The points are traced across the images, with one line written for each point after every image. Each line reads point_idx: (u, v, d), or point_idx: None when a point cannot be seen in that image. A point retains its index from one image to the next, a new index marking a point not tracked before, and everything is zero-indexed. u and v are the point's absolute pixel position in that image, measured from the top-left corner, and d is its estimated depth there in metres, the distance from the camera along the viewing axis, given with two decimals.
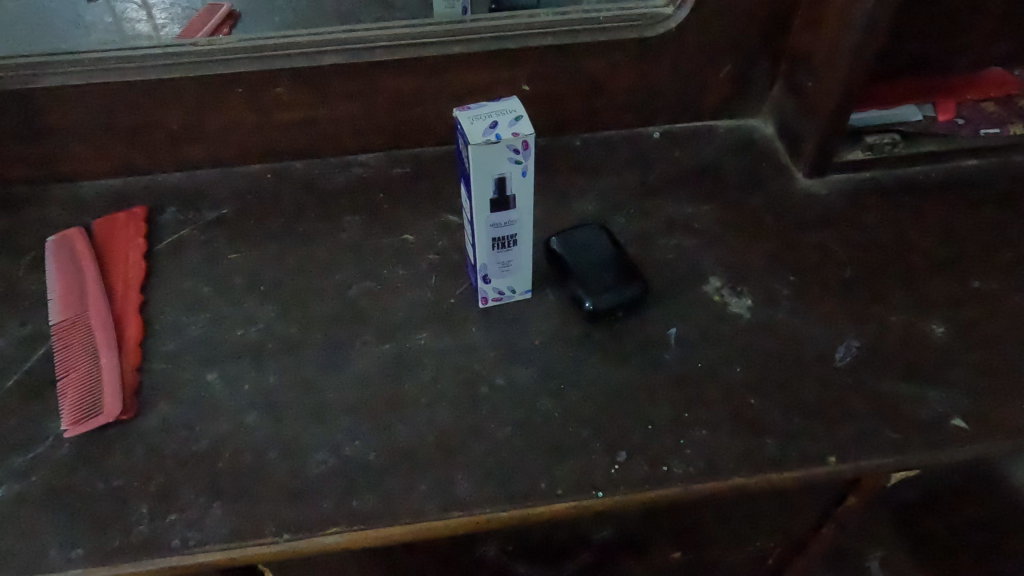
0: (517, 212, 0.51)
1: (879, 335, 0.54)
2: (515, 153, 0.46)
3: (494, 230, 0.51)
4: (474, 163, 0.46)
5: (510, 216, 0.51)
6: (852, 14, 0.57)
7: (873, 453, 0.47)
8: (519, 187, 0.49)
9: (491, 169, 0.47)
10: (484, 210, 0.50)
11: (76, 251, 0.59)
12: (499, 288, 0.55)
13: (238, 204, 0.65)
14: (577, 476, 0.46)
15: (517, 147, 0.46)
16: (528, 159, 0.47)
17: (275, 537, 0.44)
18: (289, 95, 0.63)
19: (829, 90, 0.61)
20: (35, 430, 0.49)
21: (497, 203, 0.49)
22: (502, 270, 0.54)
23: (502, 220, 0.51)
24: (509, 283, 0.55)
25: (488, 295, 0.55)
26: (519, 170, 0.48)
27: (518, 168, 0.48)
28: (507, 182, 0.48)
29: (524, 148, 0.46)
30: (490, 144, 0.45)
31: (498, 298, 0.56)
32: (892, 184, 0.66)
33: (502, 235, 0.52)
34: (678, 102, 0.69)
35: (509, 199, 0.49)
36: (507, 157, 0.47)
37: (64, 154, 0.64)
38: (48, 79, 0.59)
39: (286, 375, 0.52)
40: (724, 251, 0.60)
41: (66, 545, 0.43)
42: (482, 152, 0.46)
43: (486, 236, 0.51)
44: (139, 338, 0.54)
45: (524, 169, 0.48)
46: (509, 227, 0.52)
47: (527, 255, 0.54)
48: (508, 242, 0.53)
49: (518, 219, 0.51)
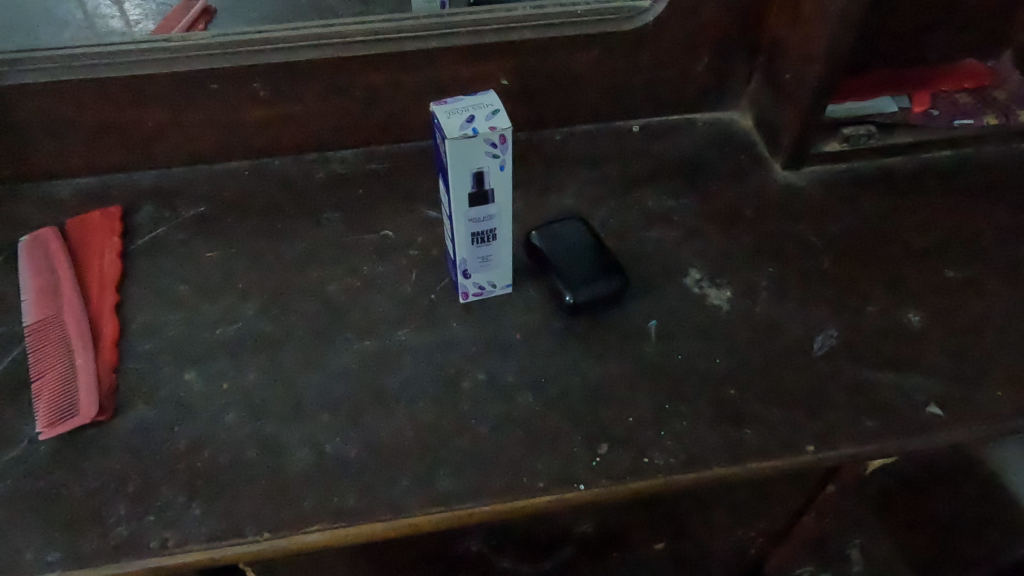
0: (496, 207, 0.51)
1: (857, 325, 0.54)
2: (492, 147, 0.46)
3: (473, 225, 0.51)
4: (451, 157, 0.46)
5: (489, 211, 0.51)
6: (828, 6, 0.57)
7: (851, 442, 0.47)
8: (497, 181, 0.49)
9: (468, 164, 0.47)
10: (463, 205, 0.50)
11: (50, 250, 0.59)
12: (480, 283, 0.55)
13: (215, 202, 0.64)
14: (558, 470, 0.46)
15: (494, 141, 0.46)
16: (506, 152, 0.47)
17: (255, 536, 0.43)
18: (266, 91, 0.62)
19: (806, 83, 0.62)
20: (10, 432, 0.48)
21: (475, 197, 0.49)
22: (481, 265, 0.54)
23: (481, 215, 0.51)
24: (489, 278, 0.55)
25: (469, 290, 0.55)
26: (496, 165, 0.48)
27: (496, 162, 0.47)
28: (485, 176, 0.48)
29: (501, 142, 0.46)
30: (467, 138, 0.45)
31: (478, 293, 0.56)
32: (869, 175, 0.66)
33: (481, 230, 0.52)
34: (657, 95, 0.69)
35: (488, 193, 0.49)
36: (485, 151, 0.46)
37: (37, 153, 0.63)
38: (20, 76, 0.58)
39: (267, 372, 0.52)
40: (704, 244, 0.60)
41: (42, 548, 0.43)
42: (458, 147, 0.45)
43: (465, 231, 0.51)
44: (115, 338, 0.53)
45: (502, 163, 0.48)
46: (488, 222, 0.51)
47: (507, 251, 0.54)
48: (488, 237, 0.53)
49: (496, 214, 0.51)
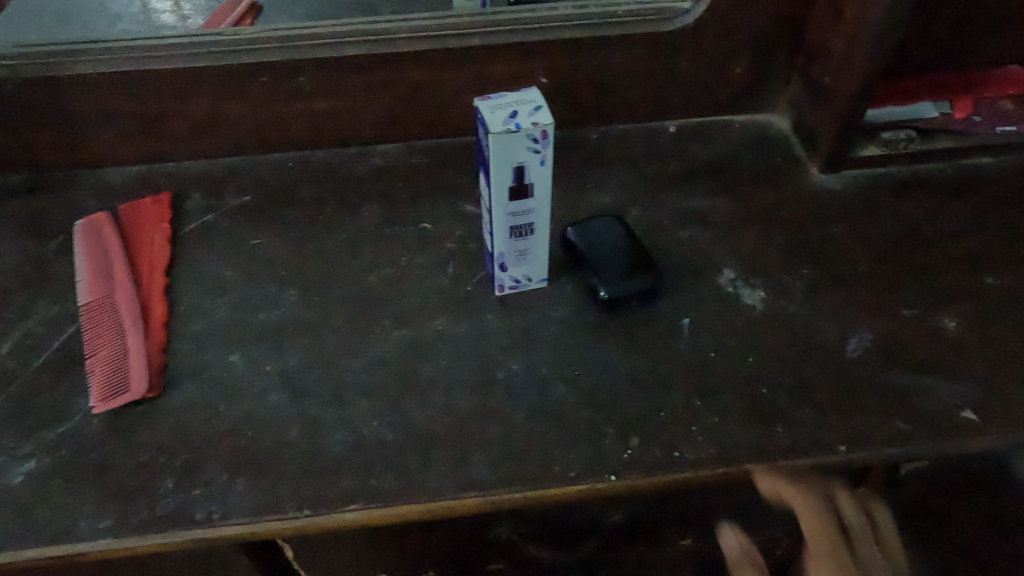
0: (535, 202, 0.52)
1: (892, 329, 0.54)
2: (534, 143, 0.47)
3: (512, 219, 0.52)
4: (493, 151, 0.47)
5: (528, 206, 0.52)
6: (869, 9, 0.57)
7: (883, 443, 0.48)
8: (537, 176, 0.50)
9: (510, 158, 0.48)
10: (503, 199, 0.51)
11: (104, 234, 0.61)
12: (516, 277, 0.56)
13: (260, 191, 0.66)
14: (590, 460, 0.47)
15: (536, 136, 0.47)
16: (547, 148, 0.48)
17: (296, 513, 0.45)
18: (312, 85, 0.64)
19: (845, 86, 0.62)
20: (65, 406, 0.51)
21: (515, 191, 0.50)
22: (518, 259, 0.55)
23: (520, 209, 0.52)
24: (525, 272, 0.56)
25: (504, 283, 0.57)
26: (537, 160, 0.49)
27: (537, 158, 0.48)
28: (525, 171, 0.49)
29: (543, 138, 0.47)
30: (510, 133, 0.46)
31: (514, 286, 0.57)
32: (907, 180, 0.66)
33: (519, 225, 0.53)
34: (694, 97, 0.70)
35: (528, 188, 0.50)
36: (526, 146, 0.47)
37: (92, 141, 0.66)
38: (81, 66, 0.61)
39: (308, 357, 0.53)
40: (738, 244, 0.61)
41: (95, 516, 0.45)
42: (500, 143, 0.47)
43: (504, 224, 0.53)
44: (164, 319, 0.55)
45: (543, 158, 0.49)
46: (527, 216, 0.52)
47: (543, 246, 0.55)
48: (526, 232, 0.54)
49: (535, 209, 0.52)
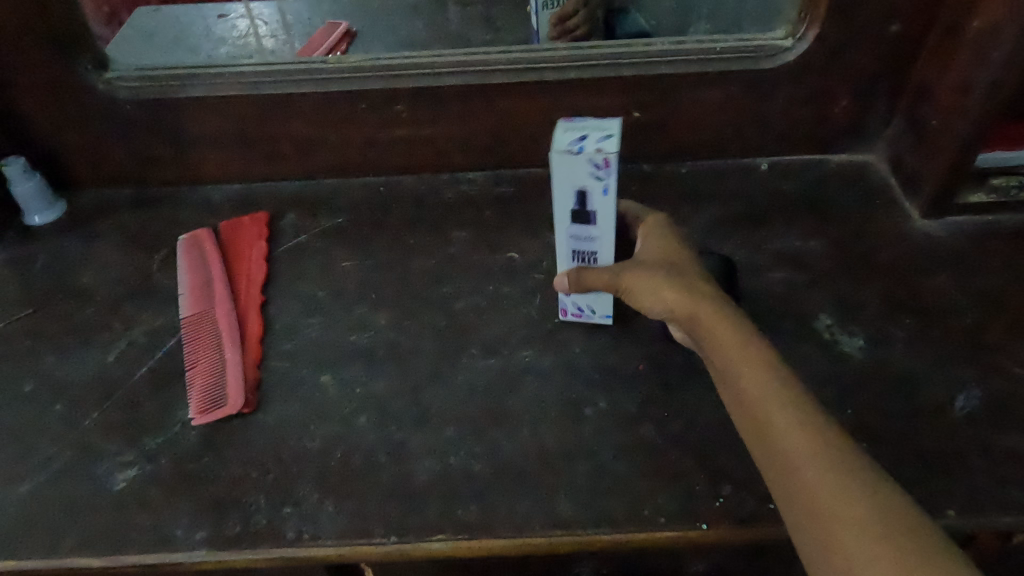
0: (599, 229, 0.51)
1: (1003, 387, 0.51)
2: (595, 169, 0.47)
3: (574, 239, 0.53)
4: (554, 172, 0.48)
5: (591, 232, 0.52)
6: (987, 53, 0.55)
7: (996, 510, 0.45)
8: (600, 204, 0.49)
9: (572, 181, 0.48)
10: (565, 221, 0.52)
11: (205, 249, 0.64)
12: (578, 305, 0.56)
13: (353, 214, 0.68)
14: (681, 506, 0.46)
15: (598, 163, 0.46)
16: (608, 177, 0.47)
17: (383, 538, 0.45)
18: (408, 112, 0.66)
19: (955, 130, 0.59)
20: (166, 415, 0.53)
21: (579, 214, 0.51)
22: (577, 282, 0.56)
23: (583, 233, 0.52)
24: (584, 302, 0.55)
25: (567, 309, 0.56)
26: (600, 188, 0.48)
27: (599, 186, 0.48)
28: (588, 196, 0.49)
29: (603, 165, 0.46)
30: (571, 155, 0.46)
31: (577, 314, 0.56)
32: (1018, 228, 0.63)
33: (582, 247, 0.53)
34: (789, 136, 0.69)
35: (591, 214, 0.50)
36: (588, 172, 0.47)
37: (198, 159, 0.69)
38: (193, 89, 0.64)
39: (396, 381, 0.54)
40: (835, 288, 0.59)
41: (191, 526, 0.46)
42: (558, 164, 0.47)
43: (567, 245, 0.54)
44: (260, 336, 0.57)
45: (605, 188, 0.48)
46: (591, 241, 0.53)
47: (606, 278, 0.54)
48: (588, 257, 0.54)
49: (598, 236, 0.52)
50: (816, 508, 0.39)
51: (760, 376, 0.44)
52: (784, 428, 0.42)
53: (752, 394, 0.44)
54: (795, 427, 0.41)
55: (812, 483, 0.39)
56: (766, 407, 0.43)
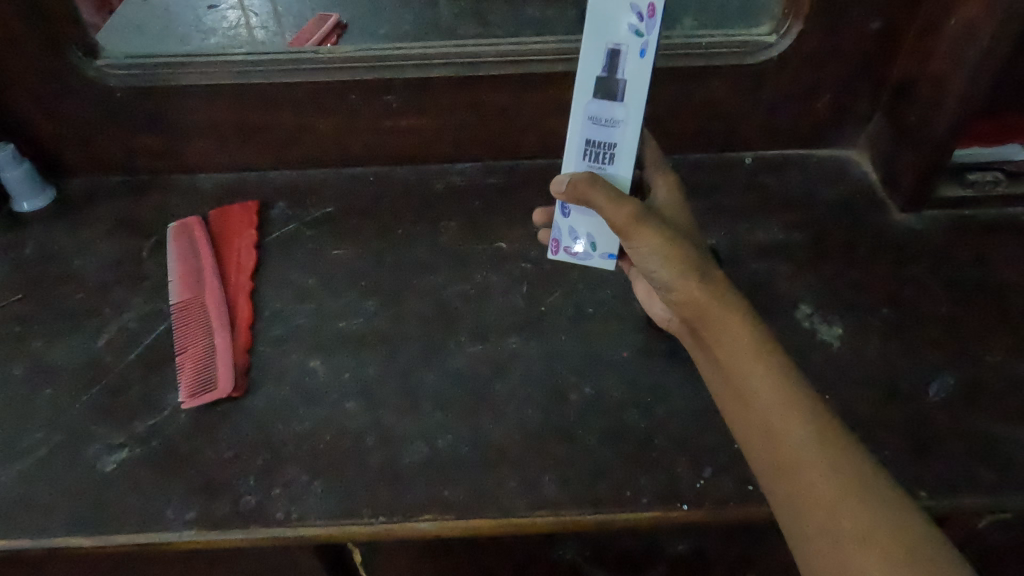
0: (624, 110, 0.48)
1: (975, 375, 0.53)
2: (638, 20, 0.46)
3: (593, 126, 0.49)
4: (591, 14, 0.46)
5: (614, 113, 0.49)
6: (964, 50, 0.56)
7: (966, 492, 0.46)
8: (632, 70, 0.47)
9: (608, 31, 0.47)
10: (588, 94, 0.49)
11: (195, 237, 0.64)
12: (578, 233, 0.55)
13: (343, 204, 0.69)
14: (663, 488, 0.47)
15: (642, 11, 0.46)
16: (651, 31, 0.46)
17: (372, 519, 0.46)
18: (398, 103, 0.66)
19: (933, 125, 0.60)
20: (155, 400, 0.53)
21: (605, 85, 0.48)
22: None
23: (605, 112, 0.49)
24: (589, 229, 0.54)
25: (563, 237, 0.56)
26: (637, 47, 0.46)
27: (637, 43, 0.46)
28: (620, 58, 0.47)
29: (647, 13, 0.45)
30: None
31: (574, 245, 0.56)
32: (994, 222, 0.64)
33: (599, 138, 0.50)
34: (772, 131, 0.70)
35: (618, 84, 0.48)
36: (628, 23, 0.46)
37: (188, 147, 0.70)
38: (183, 78, 0.64)
39: (385, 367, 0.55)
40: (816, 279, 0.60)
41: (181, 507, 0.47)
42: (602, 0, 0.46)
43: (583, 132, 0.50)
44: (250, 322, 0.57)
45: (643, 47, 0.46)
46: (610, 128, 0.49)
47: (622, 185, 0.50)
48: (604, 155, 0.50)
49: (621, 121, 0.49)
50: (841, 548, 0.37)
51: (773, 398, 0.41)
52: (803, 459, 0.39)
53: (765, 418, 0.41)
54: (814, 459, 0.39)
55: (834, 523, 0.37)
56: (783, 432, 0.40)
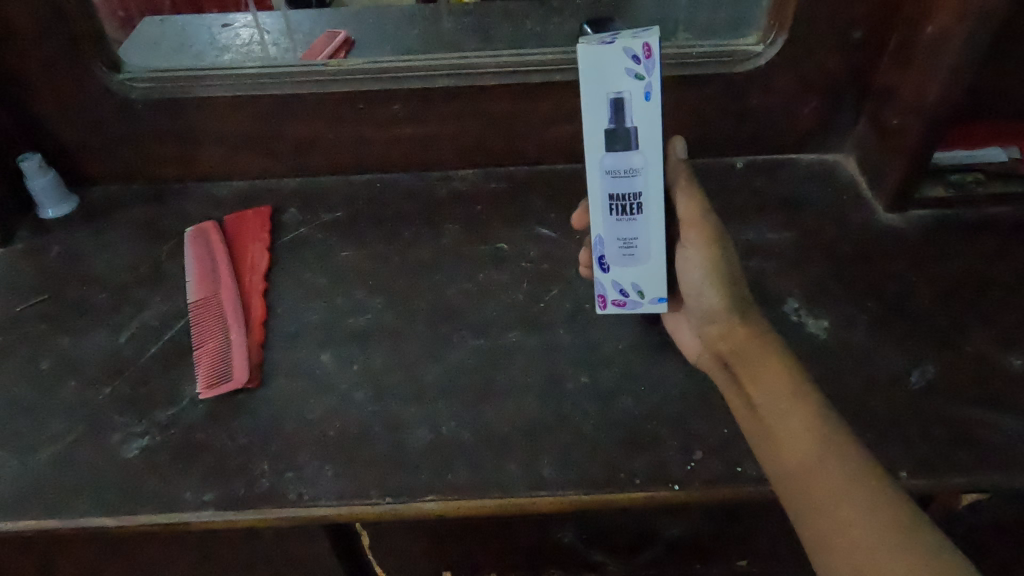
0: (640, 156, 0.46)
1: (954, 364, 0.55)
2: (634, 64, 0.43)
3: (613, 180, 0.47)
4: (585, 68, 0.43)
5: (631, 162, 0.46)
6: (939, 56, 0.59)
7: (944, 472, 0.48)
8: (640, 114, 0.44)
9: (607, 83, 0.44)
10: (601, 151, 0.46)
11: (211, 240, 0.67)
12: (621, 287, 0.53)
13: (351, 208, 0.72)
14: (655, 470, 0.49)
15: (638, 54, 0.42)
16: (651, 72, 0.43)
17: (379, 499, 0.49)
18: (403, 113, 0.70)
19: (912, 128, 0.63)
20: (174, 391, 0.56)
21: (616, 138, 0.46)
22: (621, 250, 0.50)
23: (622, 165, 0.46)
24: (633, 277, 0.52)
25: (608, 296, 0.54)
26: (640, 91, 0.44)
27: (639, 86, 0.43)
28: (626, 106, 0.44)
29: (644, 54, 0.42)
30: (604, 45, 0.43)
31: (619, 299, 0.54)
32: (974, 220, 0.67)
33: (622, 190, 0.48)
34: (762, 136, 0.73)
35: (629, 133, 0.45)
36: (626, 68, 0.43)
37: (205, 156, 0.73)
38: (201, 90, 0.68)
39: (391, 359, 0.58)
40: (803, 275, 0.63)
41: (199, 489, 0.50)
42: (593, 54, 0.43)
43: (604, 189, 0.48)
44: (263, 319, 0.60)
45: (646, 89, 0.43)
46: (631, 178, 0.47)
47: (654, 231, 0.49)
48: (631, 206, 0.48)
49: (640, 169, 0.46)
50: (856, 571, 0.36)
51: (808, 439, 0.41)
52: (834, 501, 0.38)
53: (801, 463, 0.40)
54: (850, 494, 0.38)
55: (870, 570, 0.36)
56: (819, 476, 0.39)
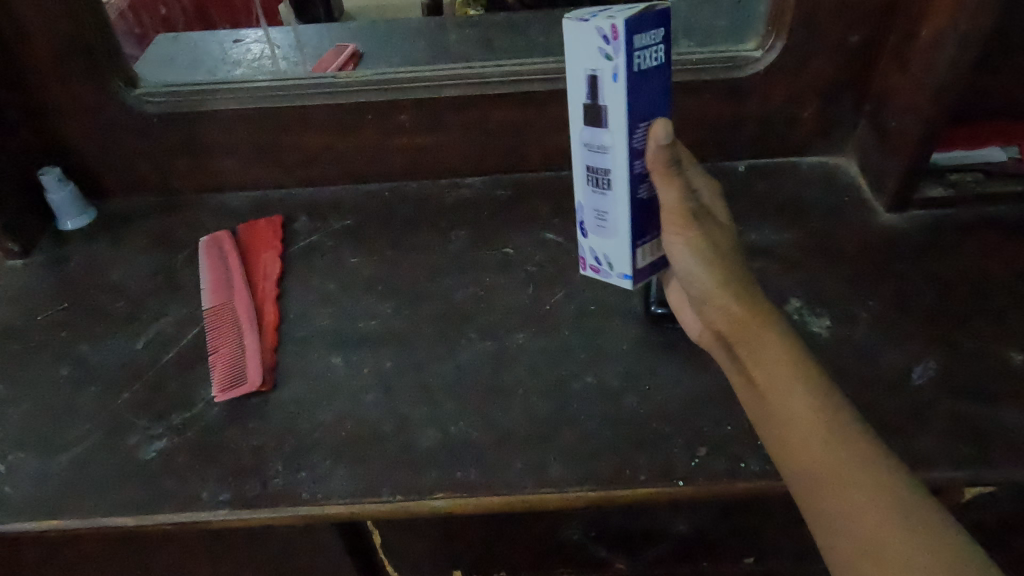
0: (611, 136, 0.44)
1: (956, 360, 0.56)
2: (605, 42, 0.41)
3: (588, 154, 0.46)
4: (568, 41, 0.43)
5: (603, 140, 0.45)
6: (935, 57, 0.60)
7: (946, 465, 0.49)
8: (610, 95, 0.42)
9: (583, 57, 0.42)
10: (579, 123, 0.45)
11: (225, 249, 0.69)
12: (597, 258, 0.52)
13: (361, 216, 0.74)
14: (659, 466, 0.50)
15: (607, 34, 0.40)
16: (618, 54, 0.41)
17: (390, 497, 0.50)
18: (411, 122, 0.71)
19: (910, 129, 0.64)
20: (190, 395, 0.58)
21: (591, 113, 0.44)
22: (595, 222, 0.49)
23: (596, 141, 0.45)
24: (608, 251, 0.50)
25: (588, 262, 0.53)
26: (610, 71, 0.41)
27: (608, 66, 0.41)
28: (599, 84, 0.43)
29: (611, 36, 0.40)
30: (580, 18, 0.41)
31: (596, 268, 0.53)
32: (975, 219, 0.68)
33: (597, 166, 0.46)
34: (763, 140, 0.74)
35: (601, 110, 0.43)
36: (598, 46, 0.41)
37: (218, 167, 0.75)
38: (214, 104, 0.70)
39: (400, 362, 0.59)
40: (805, 275, 0.64)
41: (215, 489, 0.51)
42: (573, 28, 0.42)
43: (581, 160, 0.47)
44: (276, 324, 0.62)
45: (615, 71, 0.41)
46: (603, 156, 0.45)
47: (623, 212, 0.47)
48: (605, 182, 0.47)
49: (611, 149, 0.45)
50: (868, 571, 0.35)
51: (817, 424, 0.39)
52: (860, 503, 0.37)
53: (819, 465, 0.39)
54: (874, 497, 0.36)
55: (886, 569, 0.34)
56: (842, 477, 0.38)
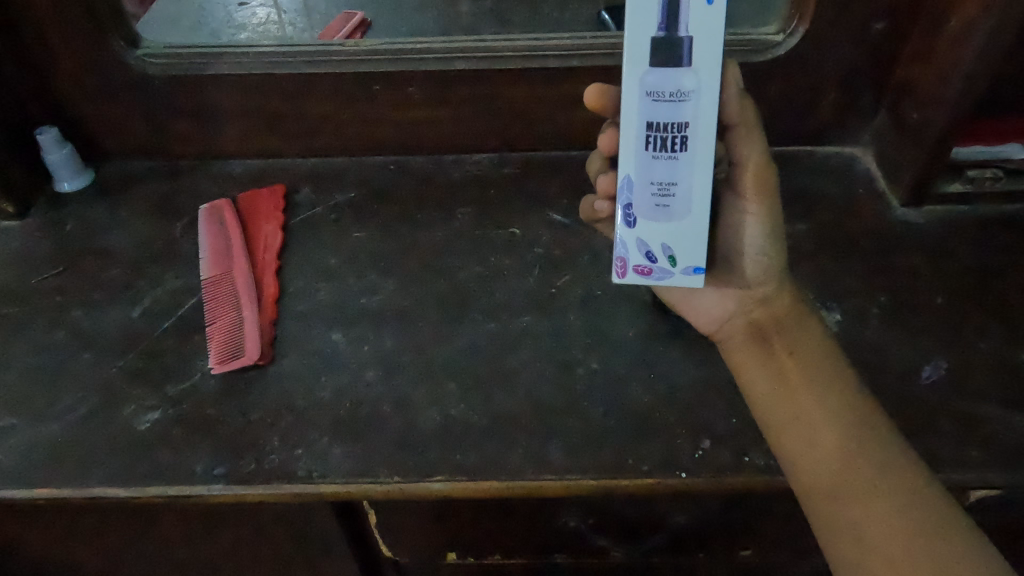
0: (689, 78, 0.40)
1: (967, 360, 0.55)
2: None
3: (652, 105, 0.40)
4: None
5: (681, 83, 0.40)
6: (961, 49, 0.59)
7: (954, 468, 0.48)
8: (696, 22, 0.38)
9: None
10: (638, 71, 0.40)
11: (225, 218, 0.67)
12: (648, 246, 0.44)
13: (364, 190, 0.72)
14: (662, 457, 0.49)
15: None
16: None
17: (387, 478, 0.49)
18: (419, 95, 0.70)
19: (932, 122, 0.62)
20: (186, 367, 0.56)
21: (664, 50, 0.39)
22: (654, 197, 0.43)
23: (667, 88, 0.40)
24: (662, 239, 0.44)
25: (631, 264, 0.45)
26: None
27: None
28: (681, 11, 0.38)
29: None
30: None
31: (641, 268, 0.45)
32: (991, 218, 0.66)
33: (662, 119, 0.41)
34: (779, 127, 0.73)
35: (682, 44, 0.39)
36: None
37: (220, 134, 0.73)
38: (217, 68, 0.68)
39: (402, 340, 0.58)
40: (816, 267, 0.63)
41: (210, 464, 0.50)
42: None
43: (642, 117, 0.41)
44: (275, 298, 0.61)
45: None
46: (678, 104, 0.40)
47: (697, 176, 0.42)
48: (673, 140, 0.41)
49: (690, 92, 0.40)
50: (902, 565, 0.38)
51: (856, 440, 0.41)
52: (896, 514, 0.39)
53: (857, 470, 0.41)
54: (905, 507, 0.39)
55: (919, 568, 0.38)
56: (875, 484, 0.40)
